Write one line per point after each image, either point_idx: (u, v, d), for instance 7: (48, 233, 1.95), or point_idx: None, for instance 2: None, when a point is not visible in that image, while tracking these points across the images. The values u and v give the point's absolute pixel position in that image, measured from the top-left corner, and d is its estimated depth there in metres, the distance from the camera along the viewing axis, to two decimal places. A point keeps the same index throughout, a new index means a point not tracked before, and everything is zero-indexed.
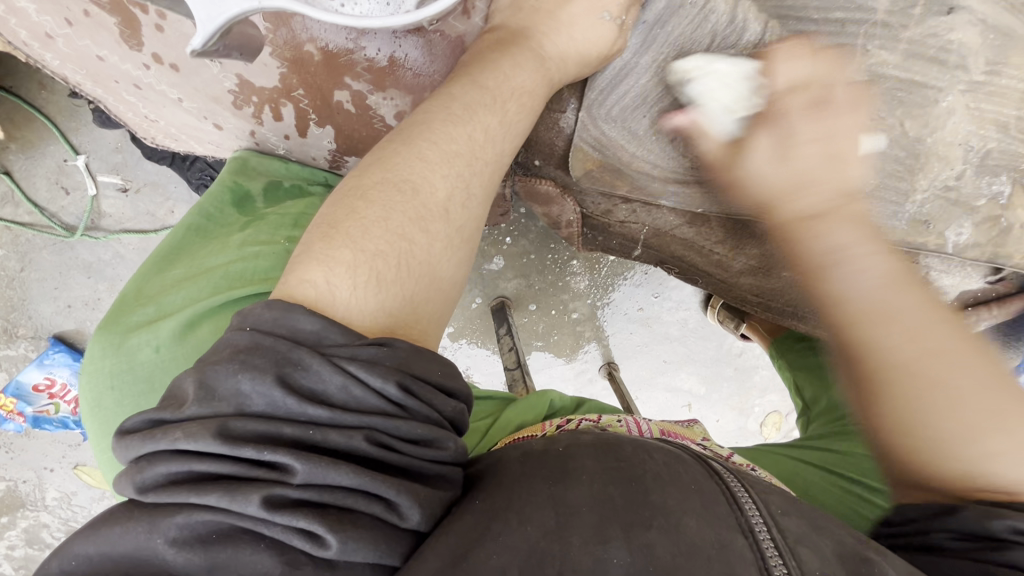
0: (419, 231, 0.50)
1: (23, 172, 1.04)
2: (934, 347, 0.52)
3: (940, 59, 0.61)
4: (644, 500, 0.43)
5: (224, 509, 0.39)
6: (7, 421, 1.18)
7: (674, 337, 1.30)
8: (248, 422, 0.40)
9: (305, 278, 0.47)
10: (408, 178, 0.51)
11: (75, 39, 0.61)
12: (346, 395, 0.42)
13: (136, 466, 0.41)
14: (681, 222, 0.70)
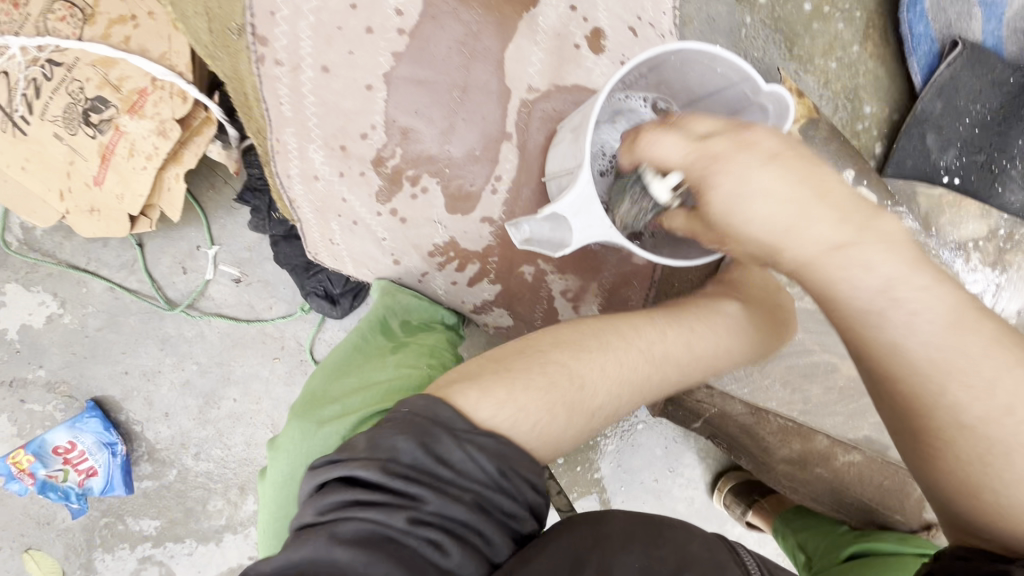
0: (589, 415, 0.62)
1: (155, 247, 1.16)
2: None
3: None
4: (658, 532, 0.59)
5: (380, 522, 0.49)
6: (11, 480, 1.13)
7: (680, 514, 1.40)
8: (396, 463, 0.52)
9: (478, 426, 0.57)
10: (584, 372, 0.64)
11: (337, 185, 0.77)
12: (468, 461, 0.54)
13: (316, 496, 0.52)
14: (745, 410, 0.87)
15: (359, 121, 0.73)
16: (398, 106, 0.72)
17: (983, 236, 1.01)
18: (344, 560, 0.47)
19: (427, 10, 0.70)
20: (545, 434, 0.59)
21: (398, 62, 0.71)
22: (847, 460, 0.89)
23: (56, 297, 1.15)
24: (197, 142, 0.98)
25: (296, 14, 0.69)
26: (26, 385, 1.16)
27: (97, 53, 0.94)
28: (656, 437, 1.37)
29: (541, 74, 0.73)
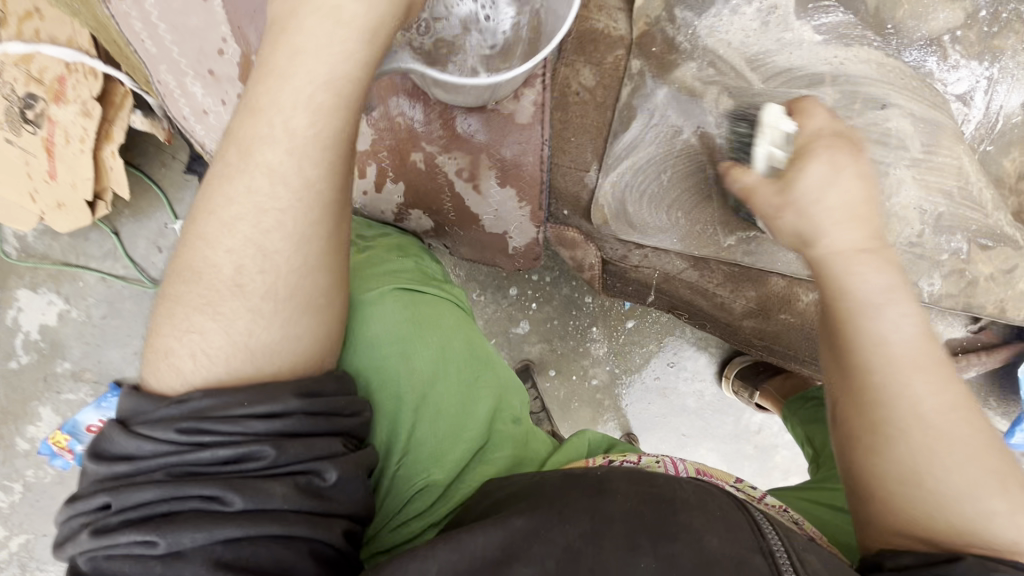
0: (289, 174, 0.57)
1: (129, 233, 1.24)
2: (944, 397, 0.51)
3: (883, 142, 0.75)
4: (672, 517, 0.54)
5: (130, 465, 0.52)
6: (56, 456, 1.29)
7: (691, 409, 1.37)
8: (185, 411, 0.54)
9: (249, 244, 0.57)
10: (254, 170, 0.57)
11: (224, 115, 0.77)
12: (234, 403, 0.54)
13: (102, 446, 0.53)
14: (687, 266, 0.81)
15: (210, 37, 0.73)
16: None
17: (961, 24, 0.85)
18: (209, 426, 0.53)
19: None
20: (262, 221, 0.57)
21: None
22: (813, 300, 0.81)
23: (60, 294, 1.27)
24: (120, 117, 1.02)
25: None
26: (55, 379, 1.29)
27: (14, 53, 0.98)
28: (649, 334, 1.32)
29: None
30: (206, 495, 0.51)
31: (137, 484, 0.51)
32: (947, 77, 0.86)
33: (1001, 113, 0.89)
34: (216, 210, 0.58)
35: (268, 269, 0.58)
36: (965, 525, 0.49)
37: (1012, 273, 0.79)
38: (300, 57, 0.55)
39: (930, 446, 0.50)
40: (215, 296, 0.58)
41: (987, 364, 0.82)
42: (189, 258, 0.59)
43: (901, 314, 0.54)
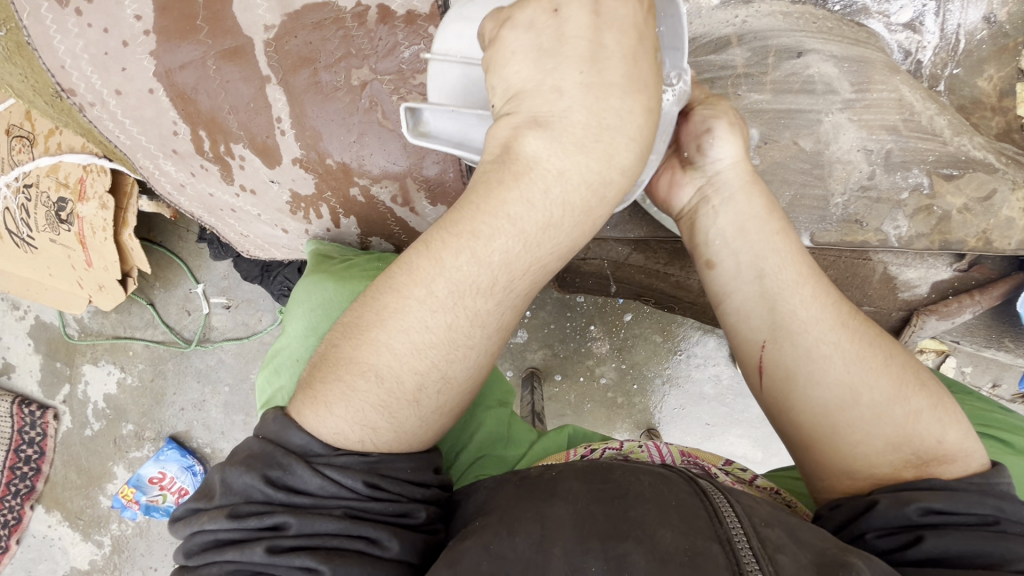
0: (481, 297, 0.52)
1: (162, 301, 1.39)
2: (831, 342, 0.58)
3: (809, 90, 0.72)
4: (622, 516, 0.51)
5: (312, 497, 0.51)
6: (126, 508, 1.44)
7: (710, 396, 1.31)
8: (361, 454, 0.53)
9: (421, 361, 0.52)
10: (457, 279, 0.52)
11: (197, 185, 0.88)
12: (400, 457, 0.55)
13: (273, 466, 0.51)
14: (630, 250, 0.81)
15: (163, 123, 0.81)
16: (182, 97, 0.78)
17: None
18: (378, 473, 0.53)
19: (156, 2, 0.74)
20: (452, 351, 0.53)
21: (159, 58, 0.76)
22: None
23: (116, 365, 1.44)
24: (131, 203, 1.17)
25: (74, 58, 0.78)
26: (122, 440, 1.45)
27: (46, 165, 1.17)
28: (651, 324, 1.30)
29: (270, 10, 0.74)
30: (370, 539, 0.50)
31: (317, 518, 0.50)
32: (888, 7, 0.81)
33: (960, 32, 0.82)
34: (405, 325, 0.52)
35: (444, 388, 0.54)
36: (899, 436, 0.55)
37: (991, 199, 0.71)
38: (584, 132, 0.49)
39: (851, 386, 0.56)
40: (394, 402, 0.53)
41: (984, 304, 0.74)
42: (371, 357, 0.53)
43: (781, 268, 0.61)
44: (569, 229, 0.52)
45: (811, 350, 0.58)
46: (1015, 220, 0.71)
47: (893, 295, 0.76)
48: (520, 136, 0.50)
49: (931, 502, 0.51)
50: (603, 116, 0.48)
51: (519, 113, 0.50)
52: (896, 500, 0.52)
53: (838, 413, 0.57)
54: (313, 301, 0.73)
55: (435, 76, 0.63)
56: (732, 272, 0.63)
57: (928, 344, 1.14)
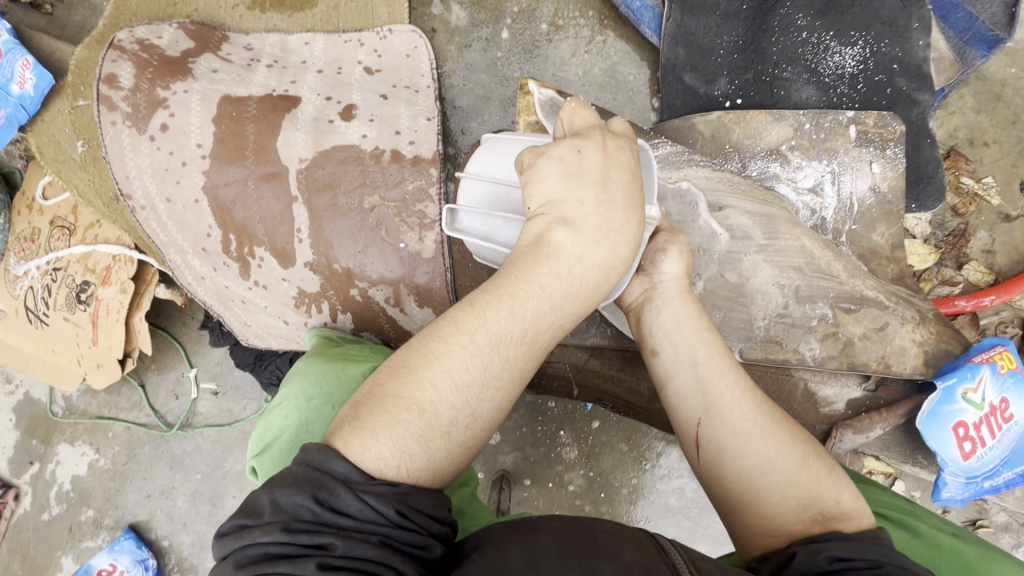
0: (512, 347, 0.63)
1: (153, 384, 1.45)
2: (754, 420, 0.68)
3: (731, 235, 0.90)
4: (593, 542, 0.60)
5: (355, 524, 0.56)
6: None
7: (675, 509, 1.34)
8: (403, 487, 0.59)
9: (458, 397, 0.61)
10: (494, 331, 0.62)
11: (218, 278, 1.01)
12: (432, 496, 0.61)
13: (322, 492, 0.57)
14: (587, 356, 0.92)
15: (201, 226, 0.97)
16: (221, 207, 0.94)
17: (792, 136, 1.04)
18: (411, 508, 0.59)
19: (216, 135, 0.93)
20: (485, 391, 0.62)
21: (209, 177, 0.93)
22: None
23: (92, 446, 1.46)
24: (148, 289, 1.29)
25: (140, 171, 0.95)
26: (78, 527, 1.42)
27: (78, 252, 1.30)
28: (617, 433, 1.36)
29: (306, 147, 0.92)
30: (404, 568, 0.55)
31: (359, 541, 0.55)
32: (794, 176, 1.03)
33: (854, 198, 1.03)
34: (447, 367, 0.61)
35: (472, 423, 0.63)
36: (808, 502, 0.65)
37: (885, 330, 0.86)
38: (598, 227, 0.64)
39: (770, 457, 0.67)
40: (430, 433, 0.61)
41: (891, 421, 0.85)
42: (415, 394, 0.61)
43: (709, 361, 0.71)
44: (583, 303, 0.65)
45: (736, 424, 0.68)
46: (906, 349, 0.85)
47: (817, 410, 0.88)
48: (551, 230, 0.64)
49: (835, 551, 0.59)
50: (609, 221, 0.64)
51: (550, 215, 0.64)
52: (809, 552, 0.59)
53: (760, 475, 0.66)
54: (310, 376, 0.81)
55: (467, 188, 0.81)
56: (672, 360, 0.73)
57: (877, 465, 1.20)
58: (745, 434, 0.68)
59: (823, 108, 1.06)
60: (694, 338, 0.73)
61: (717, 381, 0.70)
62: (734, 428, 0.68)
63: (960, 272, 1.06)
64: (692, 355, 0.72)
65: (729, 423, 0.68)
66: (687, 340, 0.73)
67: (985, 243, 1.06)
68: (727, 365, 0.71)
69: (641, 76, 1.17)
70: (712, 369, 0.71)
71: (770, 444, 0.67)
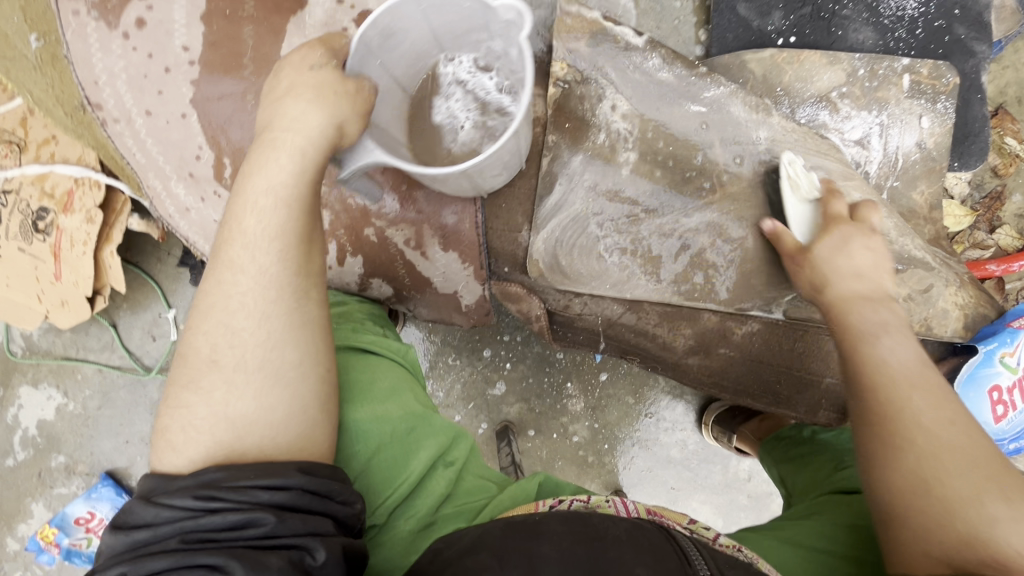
0: (248, 272, 0.61)
1: (126, 325, 1.33)
2: (932, 434, 0.59)
3: (781, 184, 0.84)
4: (599, 555, 0.57)
5: (151, 536, 0.52)
6: (42, 551, 1.29)
7: (676, 460, 1.36)
8: (202, 479, 0.55)
9: (247, 323, 0.61)
10: (232, 262, 0.62)
11: (204, 210, 0.87)
12: (242, 476, 0.55)
13: (123, 517, 0.55)
14: (623, 310, 0.87)
15: (188, 147, 0.83)
16: (213, 126, 0.81)
17: (844, 82, 0.97)
18: (217, 494, 0.54)
19: (206, 38, 0.79)
20: (240, 326, 0.61)
21: (199, 88, 0.80)
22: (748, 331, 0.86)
23: (59, 389, 1.34)
24: (119, 220, 1.14)
25: (111, 77, 0.80)
26: (49, 473, 1.32)
27: (32, 174, 1.13)
28: (624, 386, 1.34)
29: None
30: (209, 565, 0.50)
31: (150, 553, 0.51)
32: (842, 126, 0.97)
33: (899, 152, 0.98)
34: (236, 299, 0.61)
35: (267, 359, 0.60)
36: (970, 542, 0.52)
37: (929, 292, 0.84)
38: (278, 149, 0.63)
39: (943, 459, 0.57)
40: (232, 370, 0.60)
41: None
42: (229, 321, 0.61)
43: (894, 348, 0.68)
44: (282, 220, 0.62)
45: (926, 421, 0.60)
46: (948, 312, 0.83)
47: None
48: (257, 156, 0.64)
49: None
50: (288, 127, 0.63)
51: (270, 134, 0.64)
52: None
53: (918, 488, 0.57)
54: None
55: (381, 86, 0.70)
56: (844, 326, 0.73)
57: None
58: (928, 441, 0.59)
59: (880, 53, 0.98)
60: (888, 331, 0.70)
61: (906, 381, 0.64)
62: (898, 426, 0.61)
63: (991, 236, 1.05)
64: (876, 334, 0.70)
65: (891, 422, 0.62)
66: (867, 331, 0.71)
67: (1019, 207, 1.05)
68: (917, 362, 0.66)
69: (688, 3, 1.05)
70: (891, 360, 0.67)
71: (947, 465, 0.57)
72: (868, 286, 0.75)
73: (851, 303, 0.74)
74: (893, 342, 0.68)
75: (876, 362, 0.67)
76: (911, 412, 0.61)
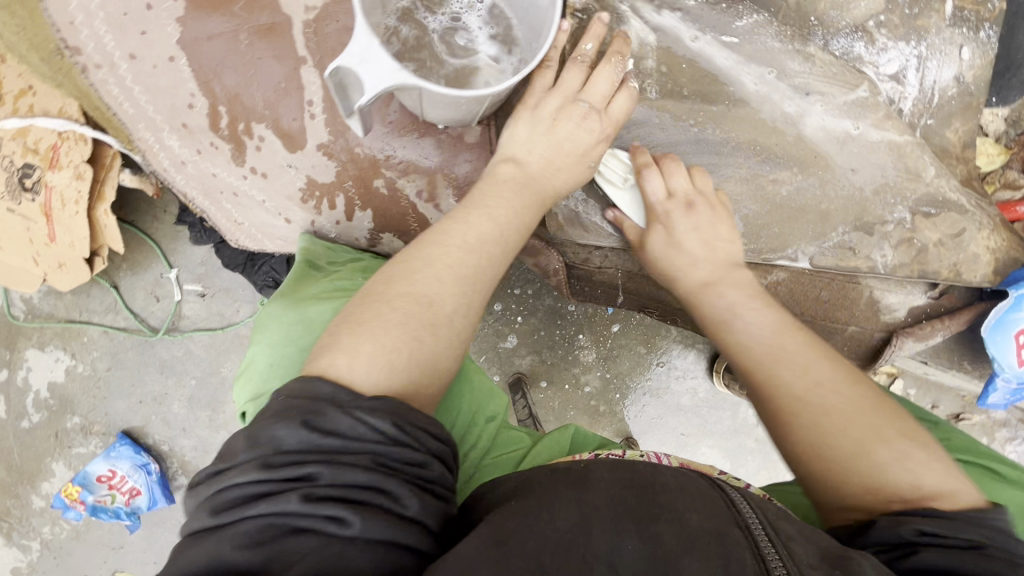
0: (467, 244, 0.68)
1: (127, 285, 1.30)
2: (808, 382, 0.65)
3: (812, 124, 0.80)
4: (653, 501, 0.57)
5: (279, 485, 0.52)
6: (68, 509, 1.32)
7: (687, 407, 1.37)
8: (324, 433, 0.54)
9: (451, 289, 0.66)
10: (442, 238, 0.68)
11: (202, 163, 0.82)
12: (357, 432, 0.55)
13: (243, 463, 0.53)
14: (645, 261, 0.86)
15: (179, 94, 0.77)
16: (205, 69, 0.75)
17: (882, 9, 0.89)
18: (343, 453, 0.53)
19: None
20: (445, 292, 0.66)
21: (187, 27, 0.73)
22: (773, 281, 0.84)
23: (66, 351, 1.32)
24: (110, 177, 1.09)
25: (88, 15, 0.73)
26: (66, 433, 1.33)
27: (12, 128, 1.06)
28: (635, 336, 1.34)
29: None
30: (331, 516, 0.51)
31: (278, 500, 0.51)
32: (877, 59, 0.90)
33: (935, 87, 0.92)
34: (431, 259, 0.67)
35: (448, 319, 0.65)
36: (880, 476, 0.60)
37: (961, 236, 0.81)
38: (563, 174, 0.74)
39: (825, 424, 0.63)
40: (392, 321, 0.63)
41: (952, 328, 0.85)
42: (417, 282, 0.65)
43: (751, 322, 0.71)
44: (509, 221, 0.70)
45: (800, 390, 0.65)
46: (979, 256, 0.81)
47: (877, 317, 0.85)
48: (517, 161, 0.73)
49: (925, 525, 0.55)
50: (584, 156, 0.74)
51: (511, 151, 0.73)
52: (894, 520, 0.56)
53: (826, 451, 0.62)
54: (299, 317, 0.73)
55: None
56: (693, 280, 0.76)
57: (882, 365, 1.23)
58: (824, 410, 0.63)
59: None
60: (743, 302, 0.73)
61: (788, 349, 0.68)
62: (789, 402, 0.65)
63: None
64: (717, 292, 0.74)
65: (779, 397, 0.66)
66: (721, 314, 0.73)
67: None
68: (776, 335, 0.69)
69: None
70: (753, 340, 0.70)
71: (840, 426, 0.62)
72: (706, 266, 0.76)
73: (704, 275, 0.75)
74: (720, 296, 0.74)
75: (738, 334, 0.71)
76: (784, 377, 0.66)
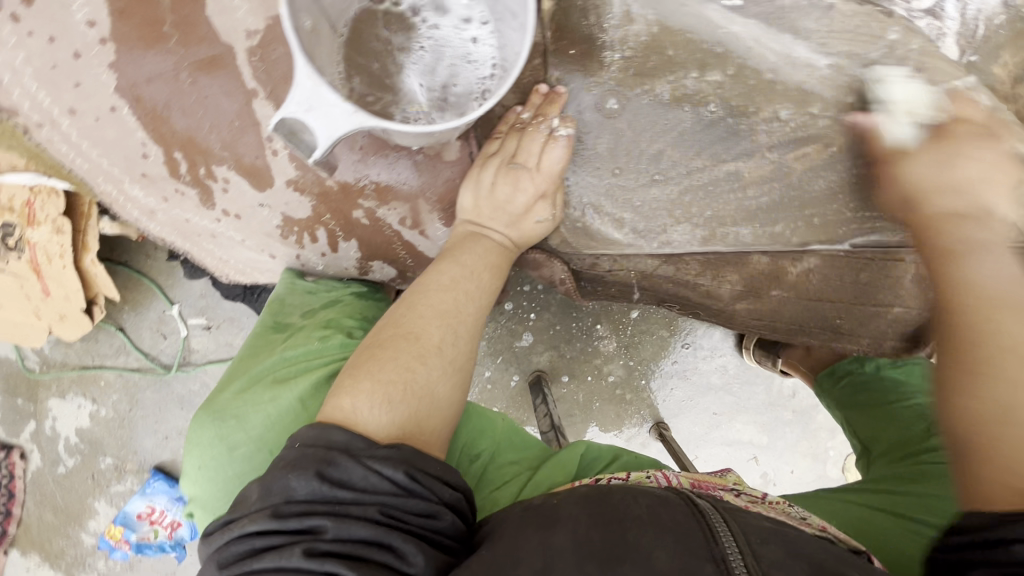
0: (445, 288, 0.64)
1: (133, 326, 1.28)
2: None
3: (838, 84, 0.69)
4: (621, 540, 0.51)
5: (283, 536, 0.48)
6: (114, 548, 1.35)
7: (717, 386, 1.31)
8: (330, 480, 0.50)
9: (440, 328, 0.61)
10: (419, 285, 0.65)
11: (170, 210, 0.75)
12: (365, 483, 0.50)
13: (245, 518, 0.50)
14: (659, 263, 0.77)
15: (130, 145, 0.71)
16: (151, 113, 0.68)
17: None
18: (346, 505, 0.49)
19: (114, 5, 0.65)
20: (443, 329, 0.62)
21: (122, 72, 0.66)
22: (803, 269, 0.76)
23: (87, 397, 1.33)
24: (90, 225, 1.05)
25: (15, 73, 0.67)
26: (101, 475, 1.35)
27: None
28: (656, 321, 1.28)
29: (252, 14, 0.65)
30: (331, 574, 0.46)
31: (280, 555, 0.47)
32: None
33: (980, 17, 0.79)
34: (416, 304, 0.63)
35: (450, 357, 0.61)
36: None
37: None
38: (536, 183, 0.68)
39: None
40: (397, 359, 0.59)
41: None
42: (411, 321, 0.61)
43: None
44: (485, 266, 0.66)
45: None
46: None
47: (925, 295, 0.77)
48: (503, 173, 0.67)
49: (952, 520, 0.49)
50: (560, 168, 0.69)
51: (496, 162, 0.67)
52: None
53: None
54: (229, 420, 0.66)
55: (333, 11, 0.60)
56: None
57: None
58: None
59: None
60: None
61: None
62: None
63: None
64: None
65: None
66: None
67: None
68: None
69: None
70: None
71: None
72: None
73: None
74: None
75: None
76: None
